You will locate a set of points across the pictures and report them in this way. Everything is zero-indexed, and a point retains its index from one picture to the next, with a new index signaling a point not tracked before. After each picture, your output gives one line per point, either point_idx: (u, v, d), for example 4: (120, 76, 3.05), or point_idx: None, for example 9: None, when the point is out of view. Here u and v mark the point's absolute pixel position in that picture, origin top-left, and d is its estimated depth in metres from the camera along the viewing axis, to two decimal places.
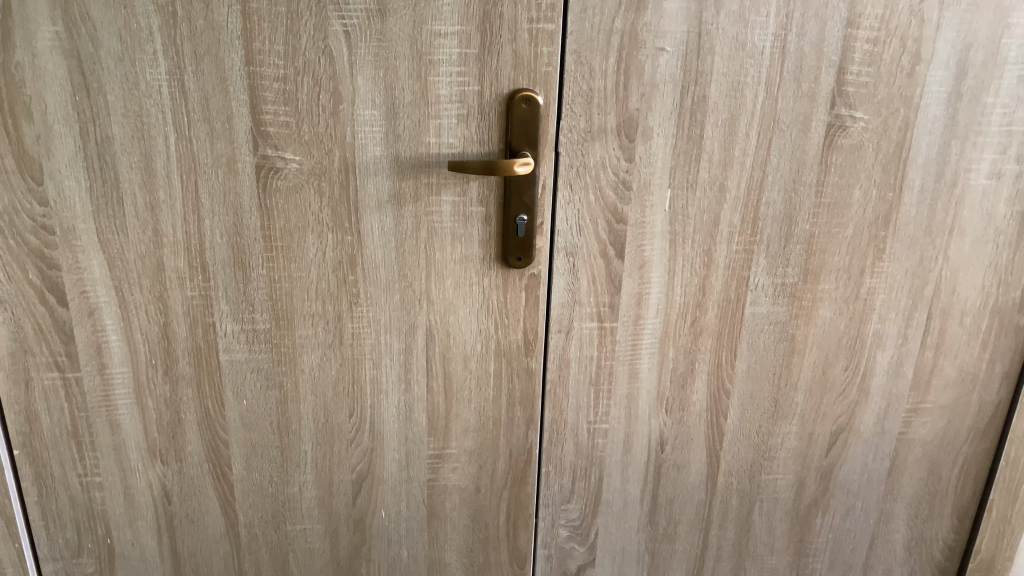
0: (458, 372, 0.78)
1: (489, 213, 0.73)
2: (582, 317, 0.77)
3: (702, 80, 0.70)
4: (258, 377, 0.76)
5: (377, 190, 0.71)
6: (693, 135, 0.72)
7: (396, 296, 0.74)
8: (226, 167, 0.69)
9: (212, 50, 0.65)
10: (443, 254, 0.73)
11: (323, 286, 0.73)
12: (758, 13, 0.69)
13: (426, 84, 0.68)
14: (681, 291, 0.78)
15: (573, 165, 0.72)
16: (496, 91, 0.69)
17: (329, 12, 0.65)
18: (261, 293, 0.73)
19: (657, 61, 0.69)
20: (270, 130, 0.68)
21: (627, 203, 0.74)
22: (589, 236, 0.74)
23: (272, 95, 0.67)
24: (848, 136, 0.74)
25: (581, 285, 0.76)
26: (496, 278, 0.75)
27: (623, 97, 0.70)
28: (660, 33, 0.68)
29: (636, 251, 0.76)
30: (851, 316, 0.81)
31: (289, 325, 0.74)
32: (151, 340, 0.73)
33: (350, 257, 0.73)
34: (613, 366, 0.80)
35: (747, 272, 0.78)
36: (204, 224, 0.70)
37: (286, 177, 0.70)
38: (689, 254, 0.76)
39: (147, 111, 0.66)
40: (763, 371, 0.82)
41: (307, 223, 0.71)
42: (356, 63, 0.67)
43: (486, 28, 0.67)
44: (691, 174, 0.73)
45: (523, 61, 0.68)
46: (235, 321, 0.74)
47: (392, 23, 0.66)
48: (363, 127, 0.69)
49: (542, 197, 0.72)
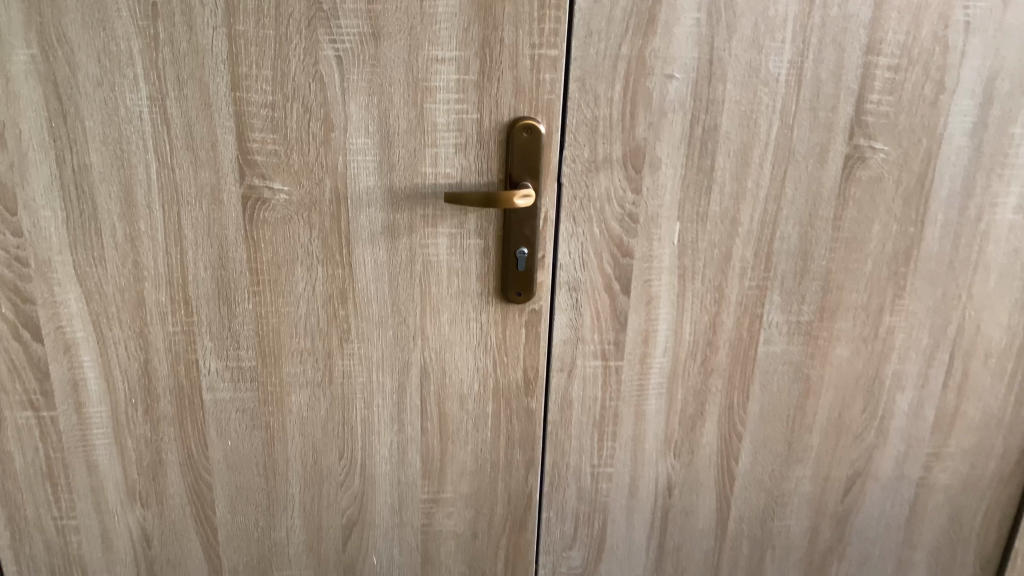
0: (454, 413, 0.74)
1: (488, 246, 0.69)
2: (586, 355, 0.73)
3: (714, 108, 0.67)
4: (243, 417, 0.72)
5: (370, 221, 0.67)
6: (704, 165, 0.68)
7: (390, 332, 0.71)
8: (211, 197, 0.65)
9: (196, 74, 0.62)
10: (439, 288, 0.70)
11: (312, 321, 0.70)
12: (773, 38, 0.65)
13: (422, 112, 0.64)
14: (690, 329, 0.74)
15: (576, 197, 0.68)
16: (496, 118, 0.65)
17: (320, 35, 0.62)
18: (247, 329, 0.69)
19: (666, 89, 0.66)
20: (257, 159, 0.65)
21: (634, 236, 0.70)
22: (593, 270, 0.70)
23: (260, 122, 0.63)
24: (867, 167, 0.70)
25: (584, 321, 0.72)
26: (495, 314, 0.71)
27: (630, 126, 0.66)
28: (669, 59, 0.65)
29: (642, 286, 0.72)
30: (869, 356, 0.77)
31: (276, 362, 0.71)
32: (131, 377, 0.70)
33: (341, 292, 0.69)
34: (618, 406, 0.76)
35: (760, 309, 0.74)
36: (187, 256, 0.67)
37: (274, 208, 0.66)
38: (698, 290, 0.72)
39: (127, 138, 0.63)
40: (776, 413, 0.78)
41: (295, 255, 0.67)
42: (348, 89, 0.63)
43: (485, 54, 0.63)
44: (701, 207, 0.70)
45: (524, 88, 0.64)
46: (219, 358, 0.70)
47: (387, 47, 0.62)
48: (355, 156, 0.65)
49: (544, 228, 0.69)
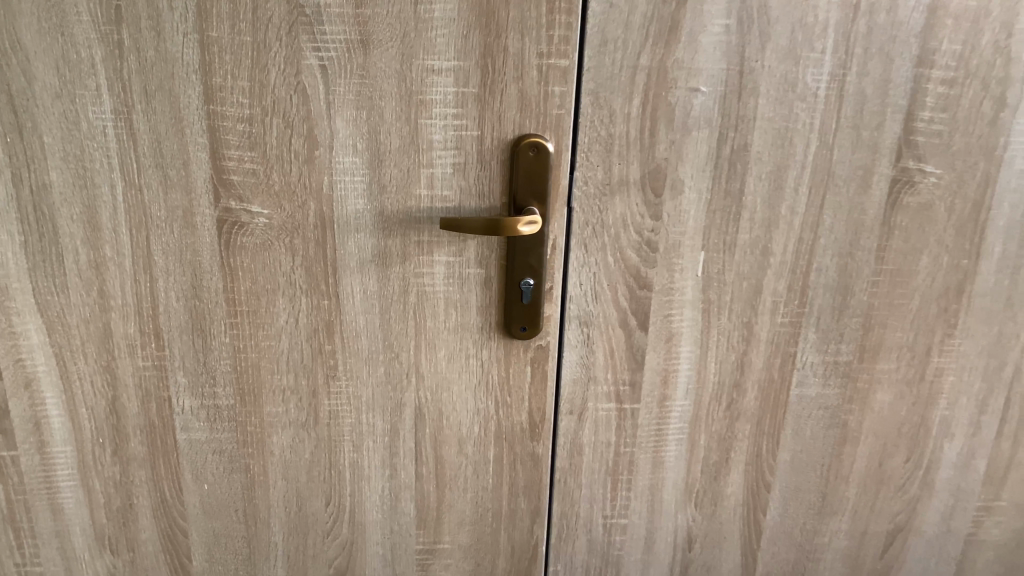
0: (452, 457, 0.67)
1: (489, 276, 0.62)
2: (598, 397, 0.66)
3: (744, 126, 0.59)
4: (220, 459, 0.66)
5: (358, 249, 0.61)
6: (732, 190, 0.61)
7: (381, 369, 0.64)
8: (182, 220, 0.59)
9: (166, 85, 0.56)
10: (435, 322, 0.63)
11: (295, 357, 0.63)
12: (812, 48, 0.58)
13: (416, 128, 0.58)
14: (715, 370, 0.66)
15: (588, 223, 0.61)
16: (499, 135, 0.58)
17: (303, 43, 0.55)
18: (224, 365, 0.63)
19: (690, 104, 0.58)
20: (234, 179, 0.58)
21: (652, 267, 0.63)
22: (606, 303, 0.63)
23: (236, 139, 0.57)
24: (916, 193, 0.63)
25: (597, 359, 0.65)
26: (497, 351, 0.64)
27: (649, 145, 0.59)
28: (694, 71, 0.58)
29: (661, 322, 0.64)
30: (914, 401, 0.69)
31: (256, 401, 0.64)
32: (98, 416, 0.64)
33: (327, 325, 0.62)
34: (634, 453, 0.68)
35: (792, 348, 0.66)
36: (158, 285, 0.60)
37: (253, 233, 0.60)
38: (724, 326, 0.65)
39: (90, 155, 0.57)
40: (809, 462, 0.71)
41: (277, 285, 0.61)
42: (334, 103, 0.57)
43: (487, 64, 0.56)
44: (728, 235, 0.62)
45: (530, 102, 0.57)
46: (194, 395, 0.64)
47: (377, 56, 0.56)
48: (342, 176, 0.59)
49: (552, 257, 0.62)
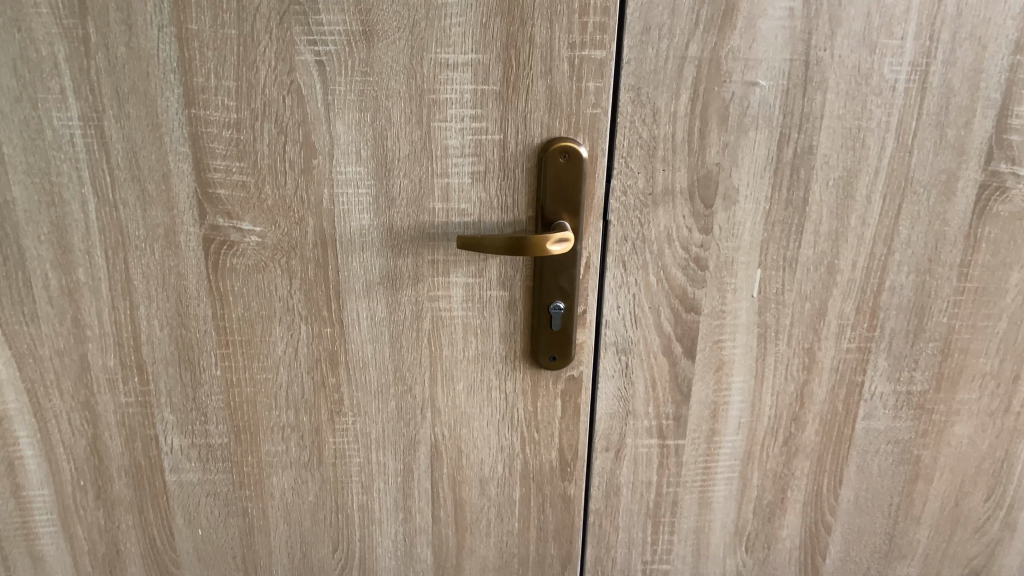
0: (472, 499, 0.60)
1: (514, 299, 0.54)
2: (638, 432, 0.59)
3: (809, 125, 0.51)
4: (215, 502, 0.59)
5: (364, 270, 0.53)
6: (794, 199, 0.53)
7: (392, 404, 0.57)
8: (164, 240, 0.52)
9: (140, 86, 0.48)
10: (453, 352, 0.56)
11: (296, 390, 0.56)
12: (891, 34, 0.49)
13: (429, 132, 0.50)
14: (771, 401, 0.59)
15: (627, 239, 0.53)
16: (523, 139, 0.50)
17: (296, 35, 0.47)
18: (216, 400, 0.56)
19: (746, 100, 0.50)
20: (220, 193, 0.51)
21: (701, 287, 0.55)
22: (647, 328, 0.56)
23: (221, 147, 0.50)
24: (1007, 201, 0.54)
25: (636, 390, 0.57)
26: (523, 382, 0.57)
27: (698, 148, 0.51)
28: (752, 62, 0.49)
29: (711, 349, 0.57)
30: (997, 434, 0.61)
31: (252, 439, 0.57)
32: (77, 456, 0.57)
33: (330, 355, 0.55)
34: (678, 493, 0.61)
35: (859, 377, 0.58)
36: (139, 313, 0.53)
37: (243, 254, 0.52)
38: (782, 353, 0.57)
39: (57, 168, 0.50)
40: (875, 502, 0.63)
41: (272, 311, 0.54)
42: (334, 104, 0.49)
43: (510, 57, 0.48)
44: (788, 250, 0.54)
45: (561, 101, 0.50)
46: (184, 433, 0.57)
47: (383, 50, 0.48)
48: (344, 188, 0.51)
49: (585, 277, 0.54)
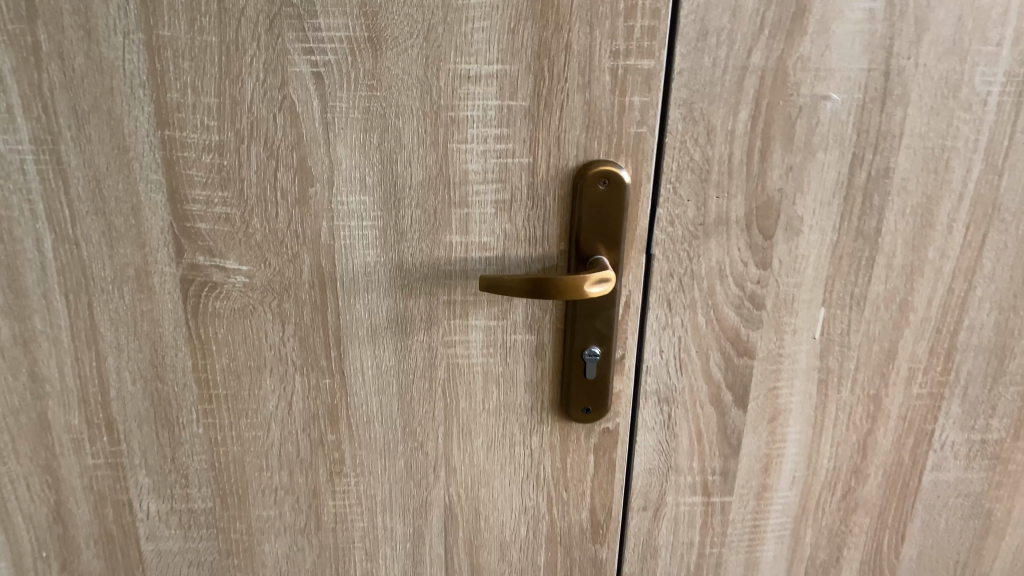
0: (491, 565, 0.53)
1: (542, 344, 0.47)
2: (679, 489, 0.52)
3: (887, 144, 0.44)
4: (198, 572, 0.52)
5: (369, 314, 0.46)
6: (865, 229, 0.46)
7: (401, 463, 0.50)
8: (135, 282, 0.44)
9: (103, 104, 0.40)
10: (472, 405, 0.48)
11: (290, 448, 0.49)
12: (985, 39, 0.42)
13: (446, 155, 0.42)
14: (829, 452, 0.52)
15: (673, 275, 0.46)
16: (556, 163, 0.43)
17: (289, 42, 0.40)
18: (198, 460, 0.49)
19: (816, 116, 0.43)
20: (200, 227, 0.43)
21: (756, 329, 0.48)
22: (694, 375, 0.49)
23: (200, 175, 0.42)
24: None
25: (679, 444, 0.51)
26: (550, 437, 0.50)
27: (758, 172, 0.44)
28: (824, 72, 0.42)
29: (765, 397, 0.50)
30: None
31: (241, 502, 0.50)
32: (38, 526, 0.50)
33: (330, 409, 0.48)
34: (721, 554, 0.54)
35: (928, 426, 0.52)
36: (107, 365, 0.46)
37: (228, 296, 0.45)
38: (844, 400, 0.50)
39: (5, 200, 0.42)
40: (940, 560, 0.56)
41: (262, 361, 0.46)
42: (334, 123, 0.41)
43: (542, 67, 0.41)
44: (856, 287, 0.47)
45: (601, 118, 0.42)
46: (162, 498, 0.50)
47: (392, 59, 0.40)
48: (345, 220, 0.44)
49: (624, 318, 0.47)
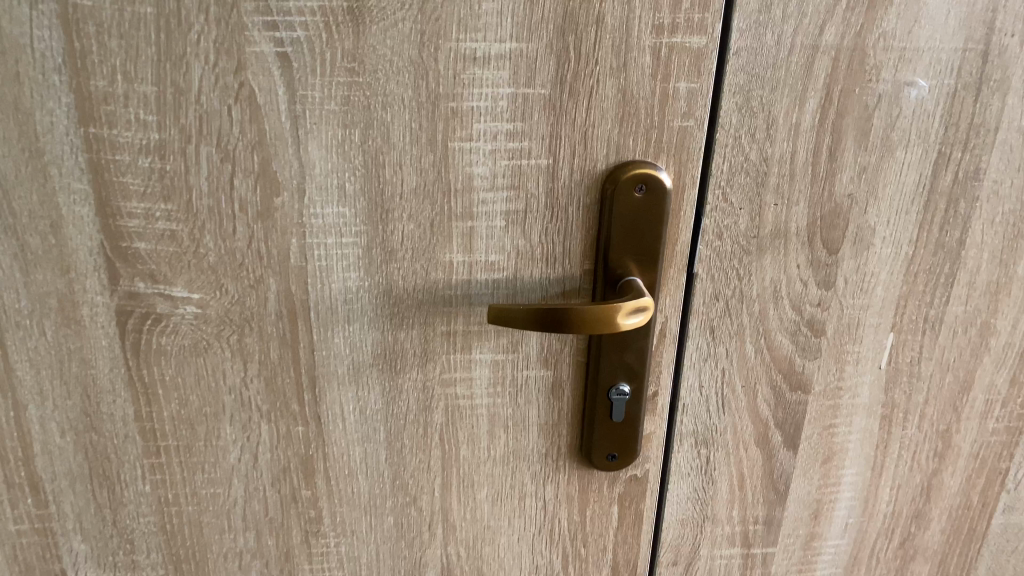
0: None
1: (559, 381, 0.39)
2: (716, 541, 0.45)
3: (979, 141, 0.37)
4: None
5: (350, 349, 0.37)
6: (947, 241, 0.38)
7: (390, 521, 0.42)
8: (59, 316, 0.35)
9: (8, 94, 0.32)
10: (475, 453, 0.40)
11: (257, 506, 0.41)
12: None
13: (445, 156, 0.34)
14: (889, 496, 0.45)
15: (718, 299, 0.38)
16: (582, 165, 0.35)
17: (245, 15, 0.31)
18: (145, 522, 0.40)
19: (898, 108, 0.35)
20: (138, 246, 0.34)
21: (813, 359, 0.40)
22: (738, 413, 0.41)
23: (137, 182, 0.33)
24: None
25: (717, 491, 0.43)
26: (568, 487, 0.42)
27: (825, 175, 0.36)
28: (911, 52, 0.34)
29: (820, 436, 0.42)
30: None
31: (199, 569, 0.42)
32: None
33: (305, 461, 0.40)
34: None
35: (1002, 464, 0.45)
36: (28, 416, 0.37)
37: (176, 330, 0.36)
38: (910, 438, 0.43)
39: None
40: None
41: (220, 406, 0.38)
42: (306, 117, 0.33)
43: (567, 46, 0.33)
44: (932, 309, 0.40)
45: (638, 110, 0.34)
46: (102, 567, 0.41)
47: (378, 36, 0.32)
48: (320, 238, 0.35)
49: (658, 349, 0.39)
